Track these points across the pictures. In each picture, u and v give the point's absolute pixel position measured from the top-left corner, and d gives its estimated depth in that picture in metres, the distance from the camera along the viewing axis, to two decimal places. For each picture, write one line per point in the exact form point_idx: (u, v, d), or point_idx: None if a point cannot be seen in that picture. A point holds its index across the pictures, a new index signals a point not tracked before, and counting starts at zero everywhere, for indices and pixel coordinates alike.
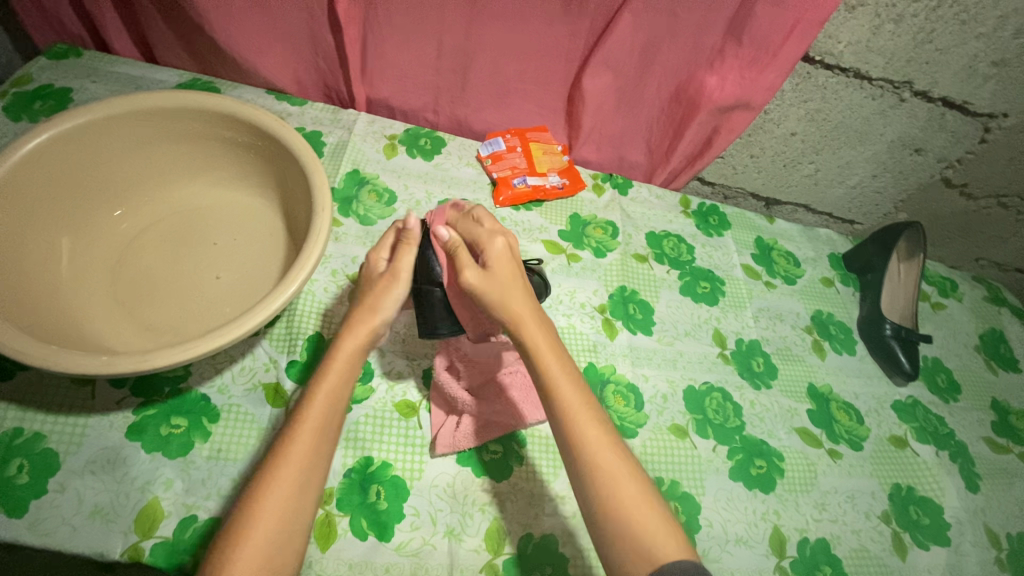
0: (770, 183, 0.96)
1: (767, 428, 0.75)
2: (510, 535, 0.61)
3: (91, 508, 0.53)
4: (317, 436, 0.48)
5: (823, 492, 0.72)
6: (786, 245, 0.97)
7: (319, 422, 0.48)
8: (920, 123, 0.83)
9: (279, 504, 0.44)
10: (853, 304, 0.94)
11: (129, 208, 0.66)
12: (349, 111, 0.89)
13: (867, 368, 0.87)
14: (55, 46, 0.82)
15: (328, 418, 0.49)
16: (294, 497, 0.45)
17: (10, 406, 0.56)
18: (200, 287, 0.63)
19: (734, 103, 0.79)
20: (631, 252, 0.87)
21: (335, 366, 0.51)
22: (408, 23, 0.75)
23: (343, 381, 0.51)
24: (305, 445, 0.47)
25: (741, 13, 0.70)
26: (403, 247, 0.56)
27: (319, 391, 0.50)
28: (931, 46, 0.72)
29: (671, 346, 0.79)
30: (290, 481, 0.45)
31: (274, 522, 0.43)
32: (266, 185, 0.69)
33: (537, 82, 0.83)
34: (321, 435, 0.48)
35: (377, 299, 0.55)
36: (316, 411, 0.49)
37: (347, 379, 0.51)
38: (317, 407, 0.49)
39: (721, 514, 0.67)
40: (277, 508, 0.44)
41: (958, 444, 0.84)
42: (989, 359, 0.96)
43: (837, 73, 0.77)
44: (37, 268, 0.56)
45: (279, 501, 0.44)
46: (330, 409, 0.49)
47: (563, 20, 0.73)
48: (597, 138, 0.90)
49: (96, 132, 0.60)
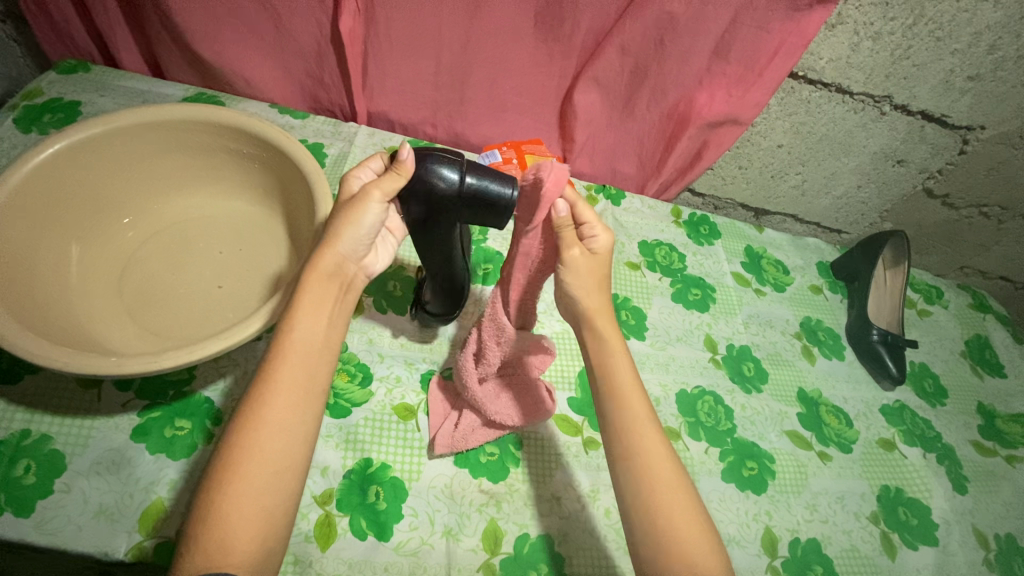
0: (758, 194, 0.99)
1: (758, 430, 0.77)
2: (507, 536, 0.62)
3: (96, 508, 0.54)
4: (302, 370, 0.46)
5: (814, 493, 0.74)
6: (774, 254, 1.00)
7: (301, 356, 0.46)
8: (901, 135, 0.86)
9: (268, 443, 0.42)
10: (841, 311, 0.96)
11: (136, 215, 0.68)
12: (350, 124, 0.92)
13: (856, 373, 0.89)
14: (65, 61, 0.85)
15: (312, 352, 0.47)
16: (282, 436, 0.43)
17: (18, 408, 0.58)
18: (204, 293, 0.65)
19: (723, 118, 0.82)
20: (624, 259, 0.89)
21: (307, 297, 0.48)
22: (408, 40, 0.78)
23: (323, 312, 0.48)
24: (286, 386, 0.45)
25: (728, 33, 0.73)
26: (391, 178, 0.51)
27: (297, 326, 0.47)
28: (908, 62, 0.75)
29: (663, 350, 0.81)
30: (277, 419, 0.43)
31: (269, 465, 0.42)
32: (270, 195, 0.71)
33: (532, 96, 0.86)
34: (302, 376, 0.46)
35: (342, 219, 0.50)
36: (296, 346, 0.46)
37: (323, 315, 0.49)
38: (294, 342, 0.47)
39: (713, 515, 0.68)
40: (266, 447, 0.42)
41: (946, 447, 0.85)
42: (975, 364, 0.98)
43: (820, 87, 0.80)
44: (47, 273, 0.58)
45: (267, 440, 0.42)
46: (312, 341, 0.47)
47: (557, 37, 0.76)
48: (590, 150, 0.92)
49: (106, 143, 0.62)
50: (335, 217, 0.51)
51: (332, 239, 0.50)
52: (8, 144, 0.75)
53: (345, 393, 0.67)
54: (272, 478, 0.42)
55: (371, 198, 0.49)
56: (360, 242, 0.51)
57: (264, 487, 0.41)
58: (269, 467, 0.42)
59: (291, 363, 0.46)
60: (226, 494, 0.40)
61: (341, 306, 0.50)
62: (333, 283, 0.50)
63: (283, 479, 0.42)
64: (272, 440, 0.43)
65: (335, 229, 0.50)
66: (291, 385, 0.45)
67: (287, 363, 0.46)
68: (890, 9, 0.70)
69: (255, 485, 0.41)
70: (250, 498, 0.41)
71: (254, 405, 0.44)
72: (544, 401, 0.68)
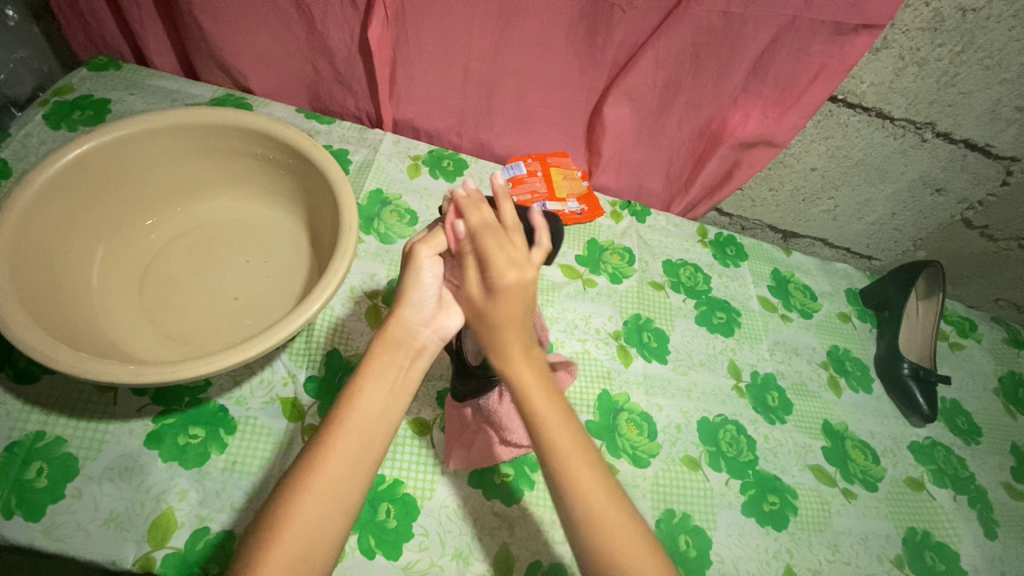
0: (788, 216, 0.97)
1: (781, 464, 0.75)
2: (519, 561, 0.60)
3: (106, 515, 0.53)
4: (360, 440, 0.45)
5: (836, 532, 0.71)
6: (802, 278, 0.97)
7: (358, 426, 0.46)
8: (942, 163, 0.83)
9: (314, 516, 0.42)
10: (870, 341, 0.93)
11: (160, 218, 0.68)
12: (376, 130, 0.91)
13: (883, 407, 0.86)
14: (96, 58, 0.85)
15: (372, 420, 0.46)
16: (326, 509, 0.42)
17: (33, 409, 0.57)
18: (223, 301, 0.64)
19: (757, 139, 0.80)
20: (648, 279, 0.87)
21: (370, 369, 0.49)
22: (437, 48, 0.77)
23: (385, 384, 0.48)
24: (343, 459, 0.44)
25: (766, 53, 0.71)
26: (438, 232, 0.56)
27: (361, 396, 0.47)
28: (954, 89, 0.73)
29: (685, 376, 0.79)
30: (327, 490, 0.43)
31: (305, 536, 0.41)
32: (295, 201, 0.70)
33: (560, 109, 0.84)
34: (360, 446, 0.45)
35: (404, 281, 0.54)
36: (357, 417, 0.46)
37: (394, 390, 0.48)
38: (359, 410, 0.46)
39: (733, 551, 0.66)
40: (308, 520, 0.41)
41: (977, 490, 0.82)
42: (1008, 403, 0.95)
43: (860, 112, 0.78)
44: (70, 275, 0.58)
45: (312, 511, 0.42)
46: (374, 413, 0.47)
47: (589, 50, 0.75)
48: (617, 165, 0.91)
49: (134, 144, 0.62)
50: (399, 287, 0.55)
51: (395, 311, 0.53)
52: (37, 141, 0.75)
53: None
54: (306, 553, 0.41)
55: (419, 253, 0.54)
56: (418, 305, 0.53)
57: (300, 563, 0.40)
58: (305, 543, 0.41)
59: (349, 432, 0.45)
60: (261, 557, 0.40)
61: (407, 376, 0.50)
62: (402, 353, 0.51)
63: (317, 548, 0.41)
64: (316, 513, 0.42)
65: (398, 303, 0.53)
66: (346, 457, 0.44)
67: (345, 433, 0.45)
68: (939, 35, 0.68)
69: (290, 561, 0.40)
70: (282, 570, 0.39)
71: (302, 473, 0.43)
72: None
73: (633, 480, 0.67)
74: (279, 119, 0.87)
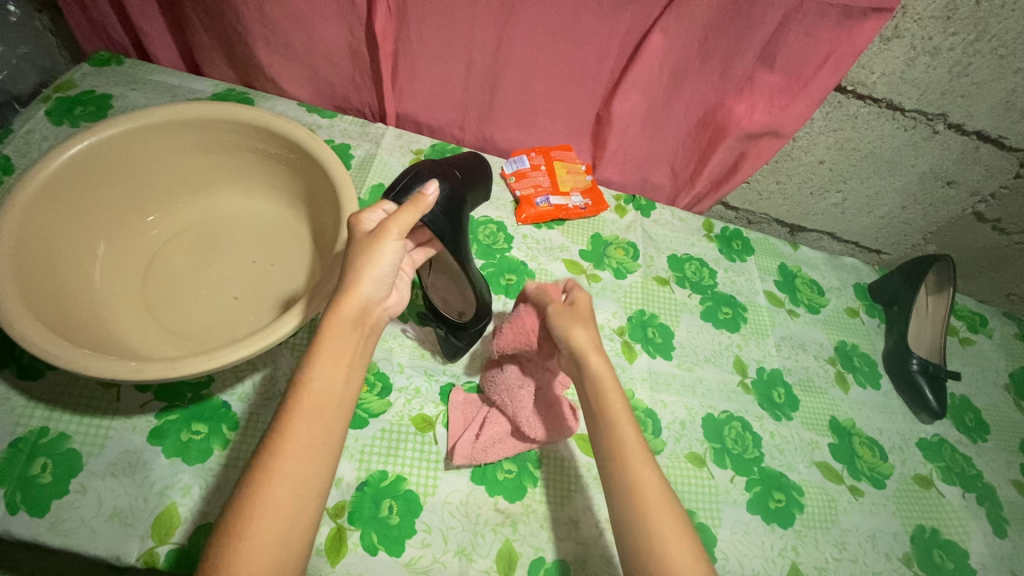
0: (795, 210, 0.95)
1: (787, 460, 0.74)
2: (522, 558, 0.60)
3: (110, 511, 0.53)
4: (322, 425, 0.46)
5: (843, 530, 0.70)
6: (809, 273, 0.96)
7: (313, 405, 0.46)
8: (953, 155, 0.82)
9: (285, 494, 0.43)
10: (878, 336, 0.92)
11: (161, 213, 0.67)
12: (378, 124, 0.90)
13: (892, 404, 0.85)
14: (98, 54, 0.85)
15: (333, 402, 0.47)
16: (296, 490, 0.43)
17: (38, 405, 0.57)
18: (223, 298, 0.63)
19: (763, 130, 0.79)
20: (653, 274, 0.86)
21: (328, 348, 0.48)
22: (438, 40, 0.76)
23: (344, 363, 0.49)
24: (304, 446, 0.45)
25: (773, 44, 0.70)
26: (410, 207, 0.54)
27: (315, 375, 0.47)
28: (967, 80, 0.71)
29: (691, 372, 0.78)
30: (294, 482, 0.43)
31: (279, 523, 0.42)
32: (296, 197, 0.70)
33: (564, 102, 0.83)
34: (323, 432, 0.46)
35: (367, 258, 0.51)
36: (314, 397, 0.47)
37: (348, 368, 0.49)
38: (319, 390, 0.47)
39: (738, 548, 0.65)
40: (280, 502, 0.42)
41: (987, 487, 0.81)
42: (1019, 399, 0.93)
43: (869, 103, 0.76)
44: (72, 270, 0.58)
45: (283, 494, 0.43)
46: (336, 393, 0.47)
47: (593, 42, 0.73)
48: (622, 159, 0.89)
49: (135, 138, 0.62)
50: (354, 260, 0.52)
51: (353, 284, 0.50)
52: (39, 137, 0.75)
53: (362, 402, 0.66)
54: (282, 533, 0.42)
55: (389, 235, 0.52)
56: (381, 284, 0.52)
57: (278, 542, 0.42)
58: (279, 528, 0.42)
59: (311, 412, 0.46)
60: (238, 546, 0.40)
61: (362, 351, 0.51)
62: (357, 328, 0.50)
63: (292, 530, 0.42)
64: (284, 502, 0.43)
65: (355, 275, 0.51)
66: (307, 438, 0.45)
67: (306, 421, 0.46)
68: (952, 23, 0.66)
69: (266, 542, 0.41)
70: (261, 555, 0.41)
71: (282, 461, 0.44)
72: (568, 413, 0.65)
73: None
74: (281, 113, 0.86)
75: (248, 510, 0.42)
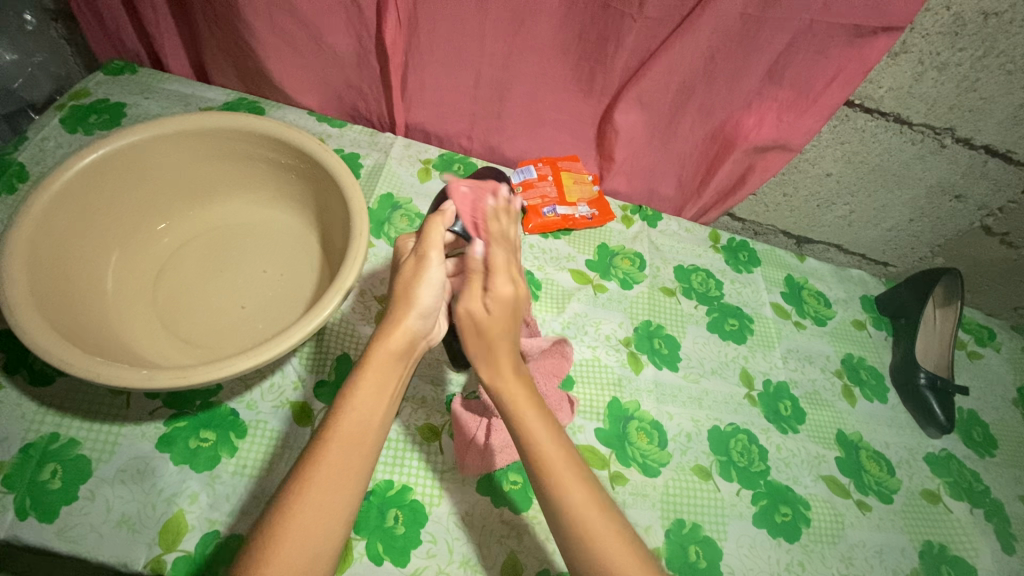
0: (802, 221, 0.95)
1: (793, 474, 0.74)
2: (527, 569, 0.60)
3: (118, 517, 0.54)
4: (355, 454, 0.46)
5: (850, 545, 0.70)
6: (816, 285, 0.96)
7: (351, 433, 0.47)
8: (961, 169, 0.82)
9: (313, 520, 0.43)
10: (886, 349, 0.92)
11: (172, 222, 0.68)
12: (387, 134, 0.91)
13: (899, 417, 0.85)
14: (112, 62, 0.86)
15: (366, 431, 0.48)
16: (324, 518, 0.43)
17: (49, 410, 0.58)
18: (232, 307, 0.64)
19: (771, 144, 0.79)
20: (659, 284, 0.86)
21: (368, 378, 0.49)
22: (448, 53, 0.77)
23: (378, 391, 0.49)
24: (338, 475, 0.45)
25: (781, 59, 0.70)
26: (434, 226, 0.57)
27: (356, 404, 0.48)
28: (975, 95, 0.71)
29: (697, 384, 0.78)
30: (325, 508, 0.43)
31: (306, 552, 0.42)
32: (306, 206, 0.71)
33: (572, 113, 0.84)
34: (357, 461, 0.46)
35: (413, 287, 0.54)
36: (353, 425, 0.47)
37: (385, 399, 0.50)
38: (353, 420, 0.47)
39: (743, 562, 0.65)
40: (310, 529, 0.42)
41: (994, 502, 0.81)
42: None
43: (877, 117, 0.76)
44: (84, 278, 0.58)
45: (313, 521, 0.43)
46: (368, 421, 0.48)
47: (602, 55, 0.74)
48: (628, 170, 0.90)
49: (148, 148, 0.62)
50: (402, 293, 0.54)
51: (401, 318, 0.52)
52: (54, 145, 0.76)
53: None
54: (310, 559, 0.42)
55: (430, 259, 0.55)
56: (426, 318, 0.54)
57: (302, 569, 0.41)
58: (307, 555, 0.42)
59: (347, 441, 0.46)
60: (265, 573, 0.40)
61: (401, 383, 0.52)
62: (401, 362, 0.52)
63: (320, 556, 0.42)
64: (314, 526, 0.43)
65: (402, 311, 0.53)
66: (342, 465, 0.45)
67: (342, 449, 0.46)
68: (960, 39, 0.66)
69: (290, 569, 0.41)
70: None
71: (308, 483, 0.44)
72: (562, 408, 0.68)
73: (643, 489, 0.67)
74: (292, 122, 0.87)
75: (270, 535, 0.42)
